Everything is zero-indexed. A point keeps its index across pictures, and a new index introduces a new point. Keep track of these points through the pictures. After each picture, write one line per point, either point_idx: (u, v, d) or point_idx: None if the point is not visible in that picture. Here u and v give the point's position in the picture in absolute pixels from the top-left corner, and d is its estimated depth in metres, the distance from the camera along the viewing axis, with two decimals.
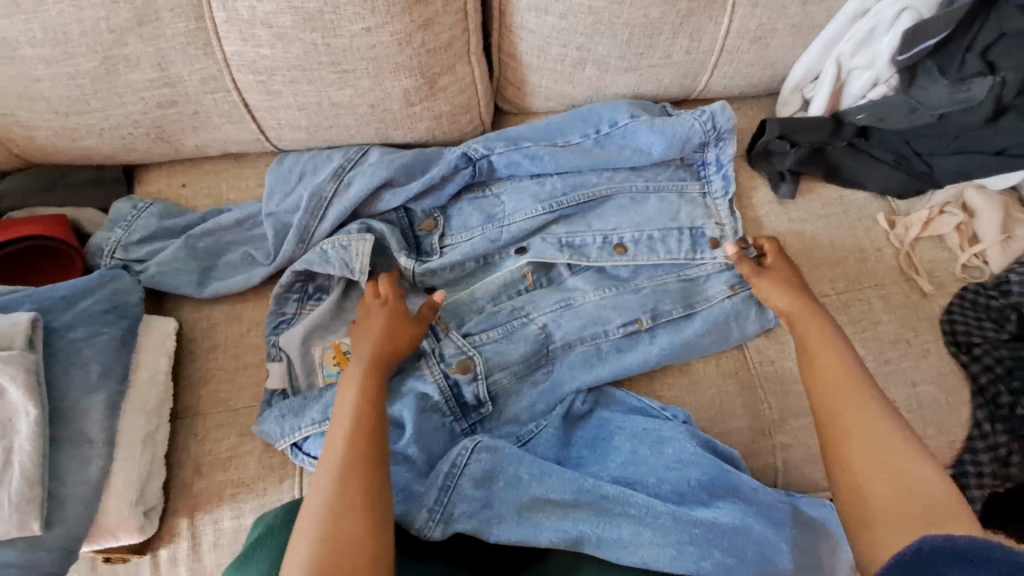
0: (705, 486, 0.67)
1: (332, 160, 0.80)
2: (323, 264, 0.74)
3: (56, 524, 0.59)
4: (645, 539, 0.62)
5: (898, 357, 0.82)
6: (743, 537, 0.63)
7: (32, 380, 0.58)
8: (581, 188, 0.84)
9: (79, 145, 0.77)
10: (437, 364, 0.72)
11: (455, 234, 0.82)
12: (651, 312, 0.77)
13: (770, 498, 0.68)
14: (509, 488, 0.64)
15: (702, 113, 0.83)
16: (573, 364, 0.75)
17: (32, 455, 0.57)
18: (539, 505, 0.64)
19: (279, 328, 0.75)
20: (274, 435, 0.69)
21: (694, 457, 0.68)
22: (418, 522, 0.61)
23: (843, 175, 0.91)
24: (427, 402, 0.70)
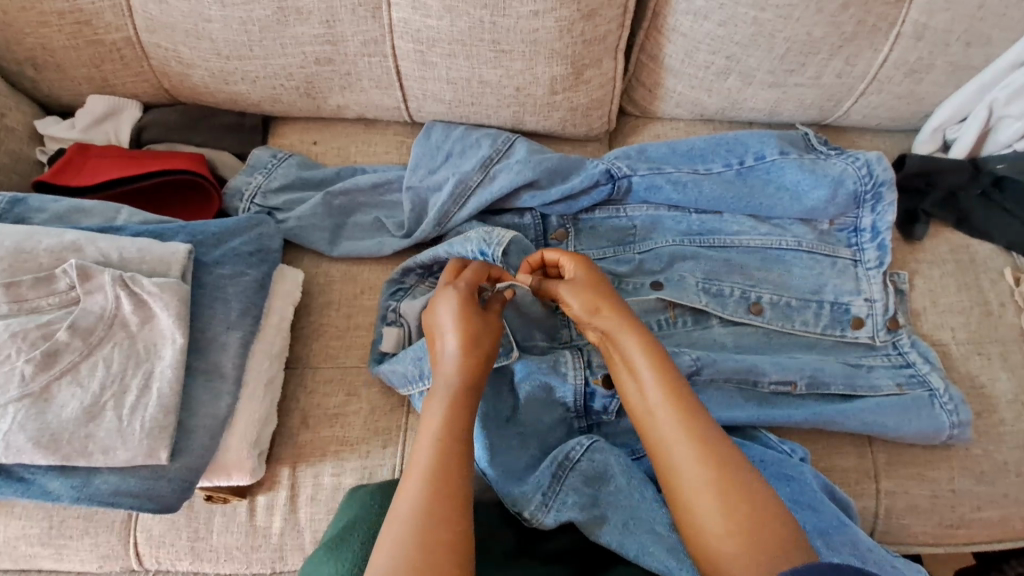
0: (821, 534, 0.62)
1: (480, 146, 0.81)
2: (464, 244, 0.73)
3: (182, 454, 0.58)
4: None
5: (1013, 418, 0.77)
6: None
7: (184, 307, 0.58)
8: (717, 230, 0.84)
9: (230, 90, 0.80)
10: (582, 370, 0.72)
11: (585, 250, 0.83)
12: (809, 380, 0.74)
13: (888, 563, 0.62)
14: (621, 494, 0.63)
15: (857, 159, 0.81)
16: (711, 398, 0.72)
17: (173, 382, 0.56)
18: (646, 519, 0.61)
19: (396, 295, 0.76)
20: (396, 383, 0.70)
21: (815, 502, 0.64)
22: (530, 508, 0.63)
23: (971, 224, 0.87)
24: (556, 396, 0.72)
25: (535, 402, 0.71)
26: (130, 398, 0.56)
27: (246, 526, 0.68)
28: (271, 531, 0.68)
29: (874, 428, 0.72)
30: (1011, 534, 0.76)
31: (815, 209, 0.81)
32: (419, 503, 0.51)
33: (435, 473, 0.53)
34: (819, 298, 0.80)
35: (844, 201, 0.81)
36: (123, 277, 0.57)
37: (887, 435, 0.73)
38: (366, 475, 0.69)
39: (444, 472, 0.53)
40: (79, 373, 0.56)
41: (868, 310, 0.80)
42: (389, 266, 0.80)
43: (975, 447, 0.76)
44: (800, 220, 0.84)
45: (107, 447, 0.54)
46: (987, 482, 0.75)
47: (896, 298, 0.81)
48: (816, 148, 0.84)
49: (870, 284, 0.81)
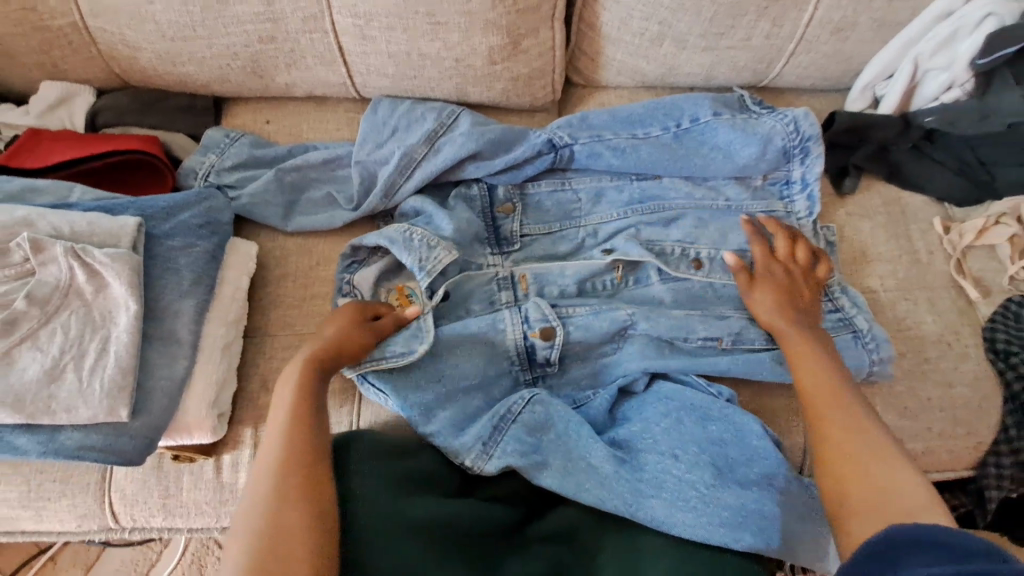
0: (743, 466, 0.69)
1: (425, 120, 0.84)
2: (403, 242, 0.76)
3: (142, 413, 0.62)
4: (679, 518, 0.65)
5: (936, 357, 0.83)
6: (766, 522, 0.66)
7: (135, 275, 0.62)
8: (657, 197, 0.87)
9: (178, 71, 0.82)
10: (520, 323, 0.76)
11: (531, 222, 0.86)
12: (733, 337, 0.79)
13: (800, 488, 0.70)
14: (560, 440, 0.69)
15: (785, 117, 0.85)
16: (643, 346, 0.77)
17: (128, 345, 0.60)
18: (582, 463, 0.68)
19: (351, 267, 0.79)
20: None
21: (737, 437, 0.71)
22: (471, 457, 0.68)
23: (904, 176, 0.92)
24: (499, 348, 0.76)
25: (480, 351, 0.74)
26: (88, 361, 0.59)
27: (215, 483, 0.73)
28: (238, 487, 0.73)
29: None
30: (937, 464, 0.82)
31: (746, 167, 0.85)
32: (270, 477, 0.58)
33: (288, 458, 0.59)
34: None
35: (773, 158, 0.85)
36: (75, 249, 0.61)
37: None
38: None
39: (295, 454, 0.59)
40: (39, 339, 0.59)
41: None
42: (343, 239, 0.84)
43: (899, 384, 0.82)
44: (734, 178, 0.88)
45: (69, 407, 0.58)
46: (910, 417, 0.80)
47: (825, 249, 0.86)
48: (749, 108, 0.88)
49: None
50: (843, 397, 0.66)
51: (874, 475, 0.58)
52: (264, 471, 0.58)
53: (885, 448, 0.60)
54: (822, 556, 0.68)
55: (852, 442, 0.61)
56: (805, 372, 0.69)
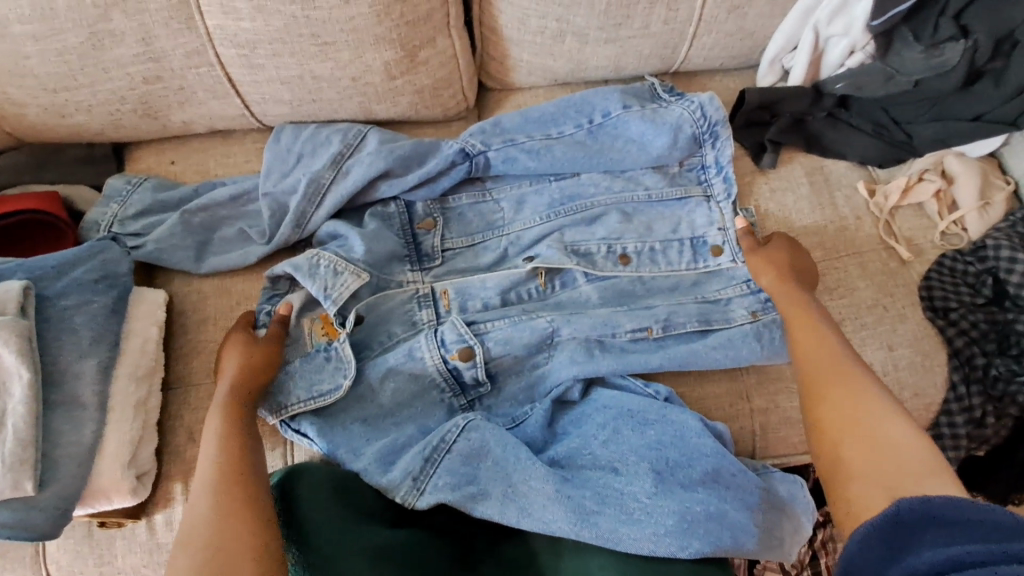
0: (684, 467, 0.68)
1: (330, 143, 0.82)
2: (309, 274, 0.75)
3: (49, 485, 0.60)
4: (624, 532, 0.64)
5: (874, 322, 0.83)
6: (714, 524, 0.65)
7: (24, 340, 0.59)
8: (577, 196, 0.87)
9: (69, 122, 0.80)
10: (438, 349, 0.75)
11: (453, 234, 0.85)
12: (662, 323, 0.78)
13: (745, 482, 0.69)
14: (498, 466, 0.68)
15: (691, 103, 0.87)
16: (573, 352, 0.76)
17: (24, 415, 0.58)
18: (523, 490, 0.66)
19: (274, 297, 0.78)
20: (266, 405, 0.72)
21: (675, 440, 0.70)
22: (401, 493, 0.66)
23: (823, 145, 0.92)
24: (423, 378, 0.75)
25: (403, 381, 0.74)
26: None
27: (148, 544, 0.70)
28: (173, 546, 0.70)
29: (730, 358, 0.76)
30: None
31: (661, 156, 0.87)
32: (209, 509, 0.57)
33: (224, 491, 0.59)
34: (678, 237, 0.85)
35: (685, 144, 0.86)
36: None
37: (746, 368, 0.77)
38: None
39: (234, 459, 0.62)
40: None
41: (722, 237, 0.85)
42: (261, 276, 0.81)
43: None
44: (651, 168, 0.89)
45: None
46: None
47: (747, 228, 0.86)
48: (659, 96, 0.89)
49: (722, 215, 0.86)
50: (847, 367, 0.64)
51: (880, 439, 0.56)
52: (203, 482, 0.60)
53: (886, 411, 0.59)
54: (770, 547, 0.67)
55: (855, 411, 0.59)
56: (810, 347, 0.68)
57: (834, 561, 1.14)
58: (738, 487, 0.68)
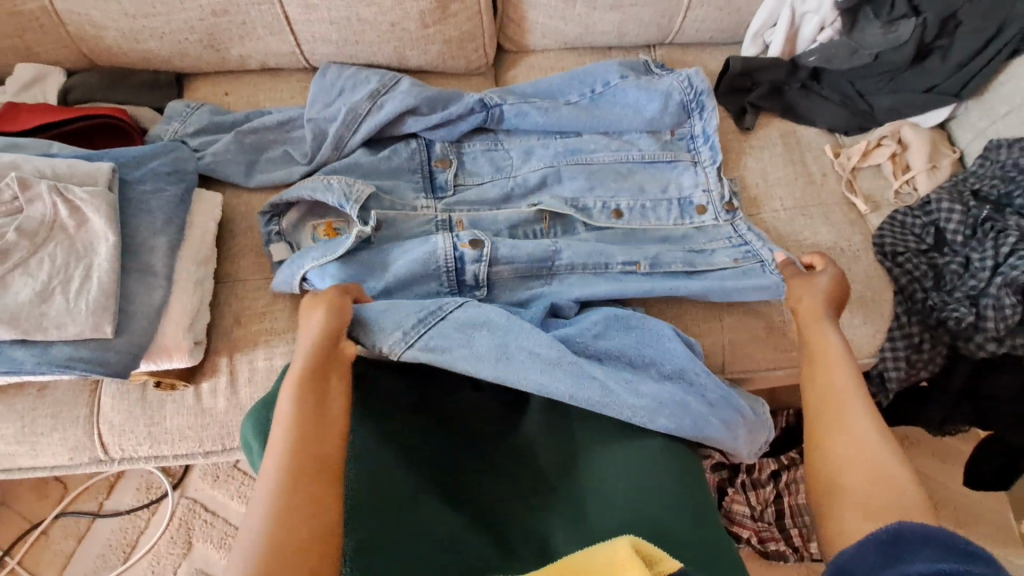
0: (656, 365, 0.79)
1: (369, 82, 0.94)
2: (325, 190, 0.84)
3: (125, 332, 0.70)
4: (606, 401, 0.72)
5: (833, 261, 0.95)
6: (681, 408, 0.74)
7: (111, 208, 0.71)
8: (579, 152, 0.99)
9: (141, 47, 0.92)
10: (450, 238, 0.85)
11: (468, 177, 0.96)
12: (650, 259, 0.89)
13: (711, 383, 0.79)
14: (492, 334, 0.75)
15: (681, 75, 1.01)
16: (573, 281, 0.87)
17: (110, 271, 0.69)
18: (522, 347, 0.74)
19: (272, 221, 0.87)
20: (286, 281, 0.82)
21: (650, 341, 0.81)
22: (390, 342, 0.72)
23: (797, 113, 1.05)
24: (433, 267, 0.83)
25: (411, 271, 0.82)
26: (74, 285, 0.68)
27: (197, 406, 0.81)
28: (217, 411, 0.81)
29: (711, 290, 0.87)
30: None
31: (654, 120, 1.00)
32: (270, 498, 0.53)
33: (291, 474, 0.55)
34: (668, 197, 0.97)
35: (675, 110, 1.00)
36: (57, 187, 0.70)
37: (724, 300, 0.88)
38: (294, 355, 0.83)
39: (312, 454, 0.57)
40: (29, 266, 0.68)
41: (707, 199, 0.97)
42: None
43: None
44: (646, 132, 1.01)
45: (59, 323, 0.67)
46: None
47: (730, 187, 0.98)
48: (653, 71, 1.04)
49: (707, 178, 0.98)
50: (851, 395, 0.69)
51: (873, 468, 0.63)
52: (276, 484, 0.54)
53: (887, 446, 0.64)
54: (729, 437, 0.76)
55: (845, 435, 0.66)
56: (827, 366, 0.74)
57: (795, 499, 1.22)
58: (700, 385, 0.79)
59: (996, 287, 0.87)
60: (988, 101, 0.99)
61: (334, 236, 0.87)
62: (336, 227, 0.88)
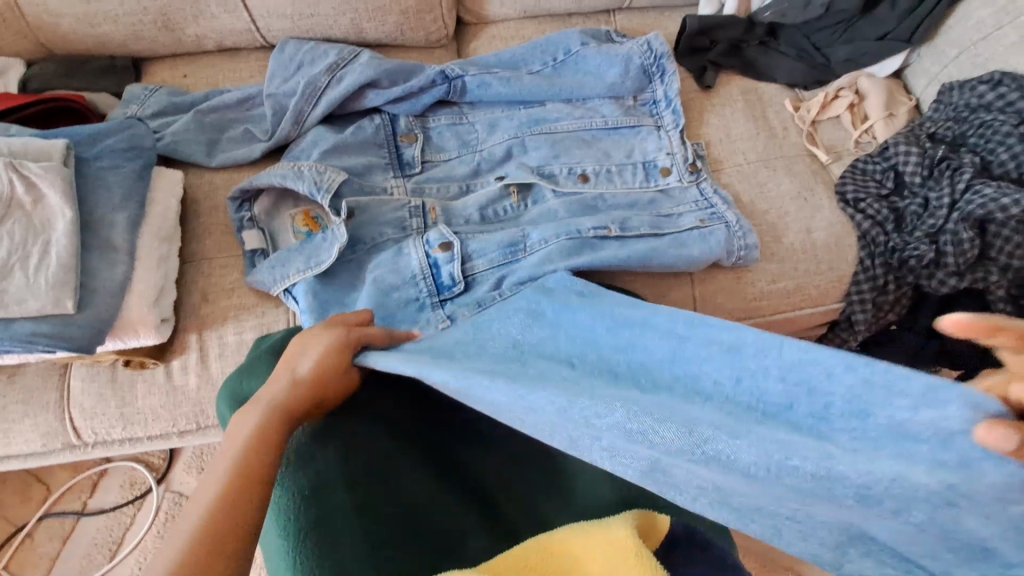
0: (660, 355, 0.48)
1: (327, 56, 0.94)
2: (294, 180, 0.82)
3: (88, 308, 0.70)
4: (539, 389, 0.42)
5: (797, 210, 0.96)
6: (831, 485, 0.33)
7: (66, 184, 0.71)
8: (541, 121, 0.99)
9: (96, 32, 0.92)
10: (422, 245, 0.84)
11: (434, 151, 0.96)
12: (619, 224, 0.89)
13: (739, 369, 0.43)
14: (434, 352, 0.56)
15: (640, 41, 1.02)
16: (549, 255, 0.83)
17: (68, 246, 0.69)
18: (445, 364, 0.51)
19: (244, 207, 0.86)
20: (267, 283, 0.81)
21: (636, 343, 0.51)
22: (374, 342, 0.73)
23: (756, 68, 1.07)
24: (407, 272, 0.82)
25: (384, 278, 0.81)
26: (32, 261, 0.67)
27: (169, 384, 0.80)
28: (189, 388, 0.80)
29: (682, 260, 0.87)
30: (807, 301, 0.94)
31: (615, 85, 1.00)
32: (200, 517, 0.48)
33: (223, 497, 0.49)
34: (633, 160, 0.98)
35: (636, 74, 1.01)
36: (12, 165, 0.69)
37: (693, 265, 0.88)
38: (264, 329, 0.82)
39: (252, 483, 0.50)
40: None
41: (671, 160, 0.98)
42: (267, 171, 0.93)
43: (766, 236, 0.94)
44: (609, 99, 1.02)
45: (19, 300, 0.66)
46: (777, 260, 0.93)
47: (693, 149, 0.99)
48: (614, 39, 1.05)
49: (670, 142, 0.99)
50: None
51: None
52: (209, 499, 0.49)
53: None
54: None
55: None
56: None
57: None
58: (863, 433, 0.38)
59: (954, 222, 0.86)
60: (938, 46, 1.01)
61: (311, 226, 0.86)
62: (313, 215, 0.87)
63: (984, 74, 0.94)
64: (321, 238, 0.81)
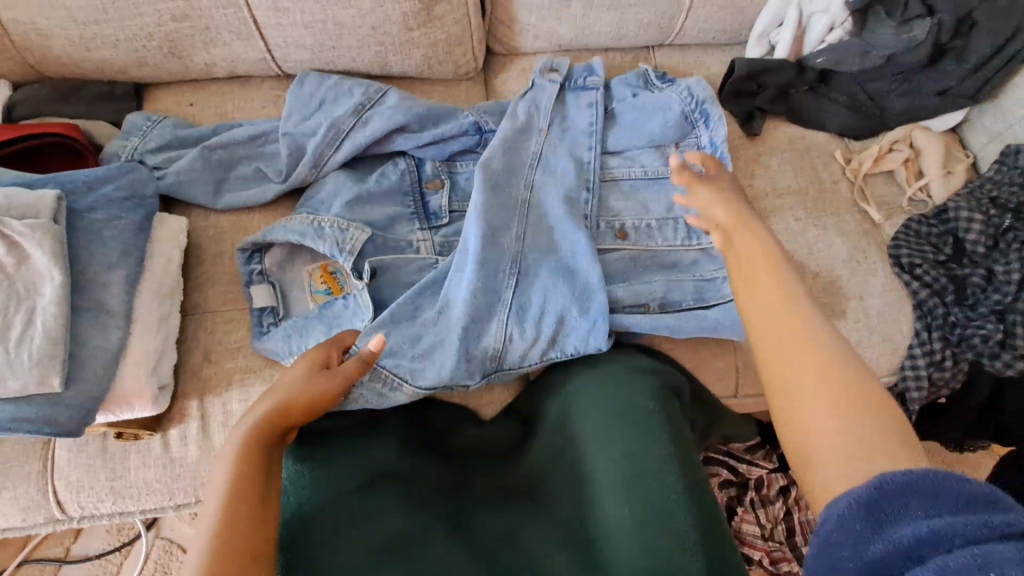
0: None
1: (352, 95, 0.87)
2: (316, 238, 0.77)
3: (76, 383, 0.62)
4: None
5: (851, 274, 0.89)
6: None
7: (56, 242, 0.63)
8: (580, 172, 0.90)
9: (95, 57, 0.84)
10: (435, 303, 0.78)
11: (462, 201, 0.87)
12: (660, 300, 0.83)
13: None
14: None
15: (680, 86, 0.95)
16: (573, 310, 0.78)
17: (55, 314, 0.61)
18: None
19: (254, 259, 0.79)
20: (279, 352, 0.74)
21: None
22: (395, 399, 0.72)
23: (803, 116, 1.00)
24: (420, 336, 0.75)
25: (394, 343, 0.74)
26: (15, 332, 0.60)
27: (165, 456, 0.73)
28: (187, 460, 0.73)
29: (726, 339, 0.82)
30: None
31: (660, 134, 0.93)
32: (215, 513, 0.53)
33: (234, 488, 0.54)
34: (675, 215, 0.90)
35: (676, 122, 0.93)
36: None
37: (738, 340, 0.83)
38: None
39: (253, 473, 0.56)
40: None
41: None
42: (279, 215, 0.85)
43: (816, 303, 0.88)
44: (651, 148, 0.94)
45: None
46: None
47: None
48: (654, 82, 0.97)
49: None
50: None
51: None
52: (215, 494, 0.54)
53: None
54: None
55: None
56: None
57: (806, 516, 1.17)
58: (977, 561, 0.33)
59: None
60: (1002, 103, 0.94)
61: (330, 285, 0.81)
62: (332, 270, 0.81)
63: None
64: (343, 304, 0.76)
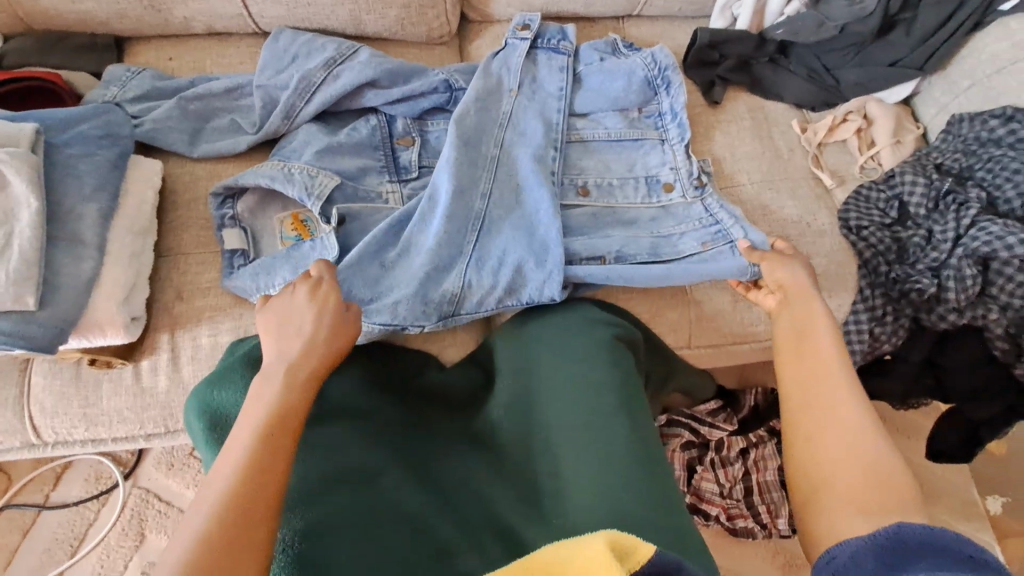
0: None
1: (324, 50, 0.90)
2: (286, 183, 0.80)
3: (50, 305, 0.66)
4: None
5: (801, 234, 0.94)
6: None
7: (34, 172, 0.67)
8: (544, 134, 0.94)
9: (78, 9, 0.87)
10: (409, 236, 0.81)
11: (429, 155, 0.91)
12: (616, 254, 0.86)
13: None
14: None
15: (645, 53, 0.99)
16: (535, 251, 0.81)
17: (32, 239, 0.65)
18: None
19: (226, 204, 0.82)
20: (248, 290, 0.78)
21: None
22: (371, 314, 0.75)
23: (765, 86, 1.04)
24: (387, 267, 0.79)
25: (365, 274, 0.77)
26: None
27: (136, 385, 0.76)
28: (157, 390, 0.76)
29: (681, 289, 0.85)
30: None
31: (621, 97, 0.97)
32: (237, 471, 0.50)
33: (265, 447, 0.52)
34: (635, 175, 0.95)
35: (639, 86, 0.97)
36: None
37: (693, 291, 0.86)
38: (241, 333, 0.78)
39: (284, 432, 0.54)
40: None
41: (674, 177, 0.94)
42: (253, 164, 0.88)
43: None
44: (614, 111, 0.98)
45: None
46: None
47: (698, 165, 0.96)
48: (620, 49, 1.01)
49: (676, 157, 0.95)
50: None
51: None
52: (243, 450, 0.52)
53: None
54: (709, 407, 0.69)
55: None
56: None
57: (764, 476, 1.21)
58: None
59: (957, 258, 0.87)
60: (950, 75, 0.99)
61: (300, 231, 0.84)
62: (302, 219, 0.84)
63: (996, 109, 0.93)
64: (311, 247, 0.79)
